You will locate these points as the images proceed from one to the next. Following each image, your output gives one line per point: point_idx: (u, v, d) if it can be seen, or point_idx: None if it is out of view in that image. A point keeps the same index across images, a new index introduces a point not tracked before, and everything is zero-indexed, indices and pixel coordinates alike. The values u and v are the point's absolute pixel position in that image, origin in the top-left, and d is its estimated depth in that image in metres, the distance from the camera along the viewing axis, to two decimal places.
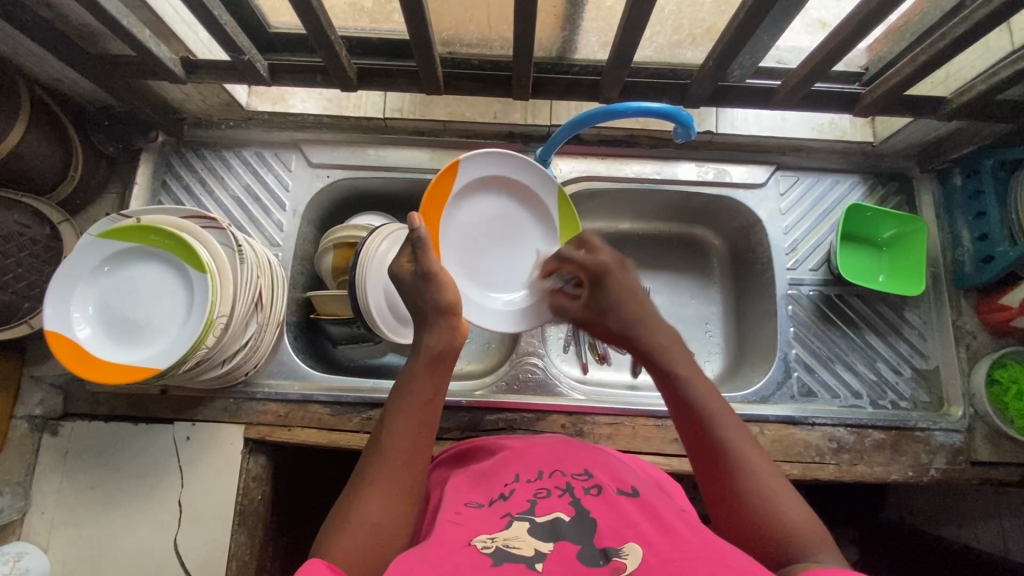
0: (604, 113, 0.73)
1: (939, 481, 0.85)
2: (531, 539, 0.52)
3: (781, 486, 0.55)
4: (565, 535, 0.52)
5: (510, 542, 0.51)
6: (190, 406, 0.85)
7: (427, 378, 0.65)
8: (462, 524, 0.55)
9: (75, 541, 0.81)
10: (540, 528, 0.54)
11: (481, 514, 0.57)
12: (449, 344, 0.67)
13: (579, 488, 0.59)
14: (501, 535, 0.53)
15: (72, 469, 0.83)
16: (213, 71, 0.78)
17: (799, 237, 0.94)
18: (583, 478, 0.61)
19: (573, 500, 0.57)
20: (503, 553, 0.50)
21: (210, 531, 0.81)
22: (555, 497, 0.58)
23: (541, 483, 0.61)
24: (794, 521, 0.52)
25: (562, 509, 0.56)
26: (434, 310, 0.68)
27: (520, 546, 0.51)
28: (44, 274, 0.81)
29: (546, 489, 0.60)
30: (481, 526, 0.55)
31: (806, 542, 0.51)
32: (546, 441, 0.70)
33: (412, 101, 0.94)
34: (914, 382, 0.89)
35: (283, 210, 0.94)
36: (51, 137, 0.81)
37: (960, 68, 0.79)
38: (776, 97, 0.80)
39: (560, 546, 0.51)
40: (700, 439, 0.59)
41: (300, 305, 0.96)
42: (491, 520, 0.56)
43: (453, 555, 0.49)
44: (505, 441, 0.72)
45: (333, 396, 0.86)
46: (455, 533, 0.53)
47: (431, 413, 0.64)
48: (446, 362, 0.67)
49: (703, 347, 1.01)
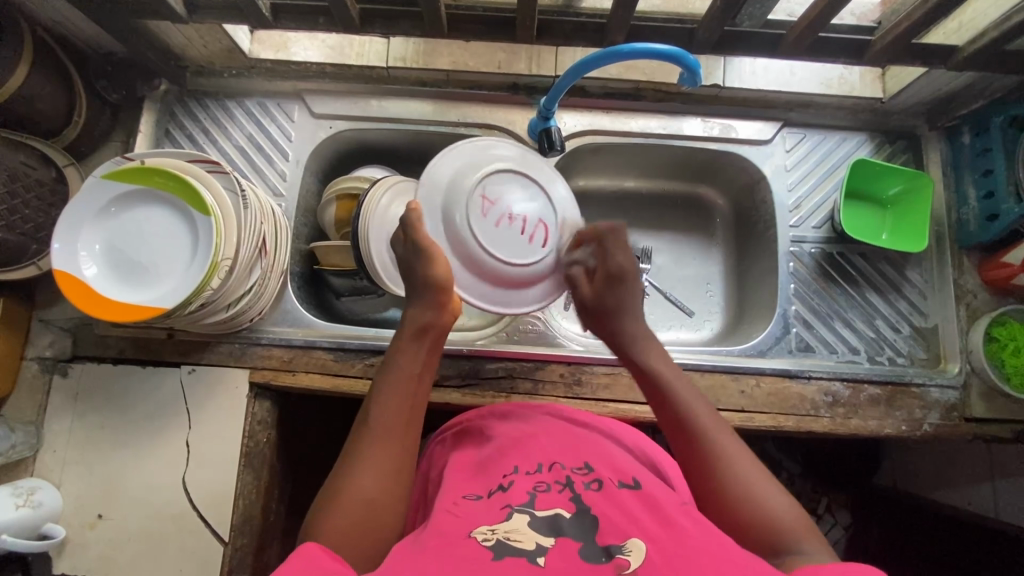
0: (607, 55, 0.71)
1: (932, 437, 0.86)
2: (532, 533, 0.53)
3: (768, 484, 0.58)
4: (565, 532, 0.53)
5: (511, 534, 0.53)
6: (196, 350, 0.87)
7: (409, 353, 0.68)
8: (462, 515, 0.56)
9: (87, 478, 0.83)
10: (541, 522, 0.54)
11: (481, 506, 0.58)
12: (434, 320, 0.69)
13: (579, 483, 0.61)
14: (501, 527, 0.54)
15: (81, 410, 0.85)
16: (215, 12, 0.77)
17: (803, 195, 0.93)
18: (582, 472, 0.62)
19: (573, 496, 0.58)
20: (504, 545, 0.51)
21: (218, 471, 0.83)
22: (554, 492, 0.59)
23: (540, 477, 0.62)
24: (778, 515, 0.55)
25: (562, 506, 0.57)
26: (421, 283, 0.67)
27: (522, 540, 0.52)
28: (50, 217, 0.82)
29: (545, 483, 0.61)
30: (481, 516, 0.56)
31: (790, 534, 0.54)
32: (542, 429, 0.71)
33: (416, 50, 0.93)
34: (913, 339, 0.90)
35: (286, 160, 0.94)
36: (53, 78, 0.80)
37: (974, 14, 0.76)
38: (783, 44, 0.78)
39: (562, 542, 0.52)
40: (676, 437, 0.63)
41: (303, 257, 0.96)
42: (492, 511, 0.57)
43: (456, 548, 0.50)
44: (505, 427, 0.72)
45: (336, 342, 0.88)
46: (456, 524, 0.55)
47: (420, 387, 0.67)
48: (433, 336, 0.69)
49: (702, 307, 1.02)
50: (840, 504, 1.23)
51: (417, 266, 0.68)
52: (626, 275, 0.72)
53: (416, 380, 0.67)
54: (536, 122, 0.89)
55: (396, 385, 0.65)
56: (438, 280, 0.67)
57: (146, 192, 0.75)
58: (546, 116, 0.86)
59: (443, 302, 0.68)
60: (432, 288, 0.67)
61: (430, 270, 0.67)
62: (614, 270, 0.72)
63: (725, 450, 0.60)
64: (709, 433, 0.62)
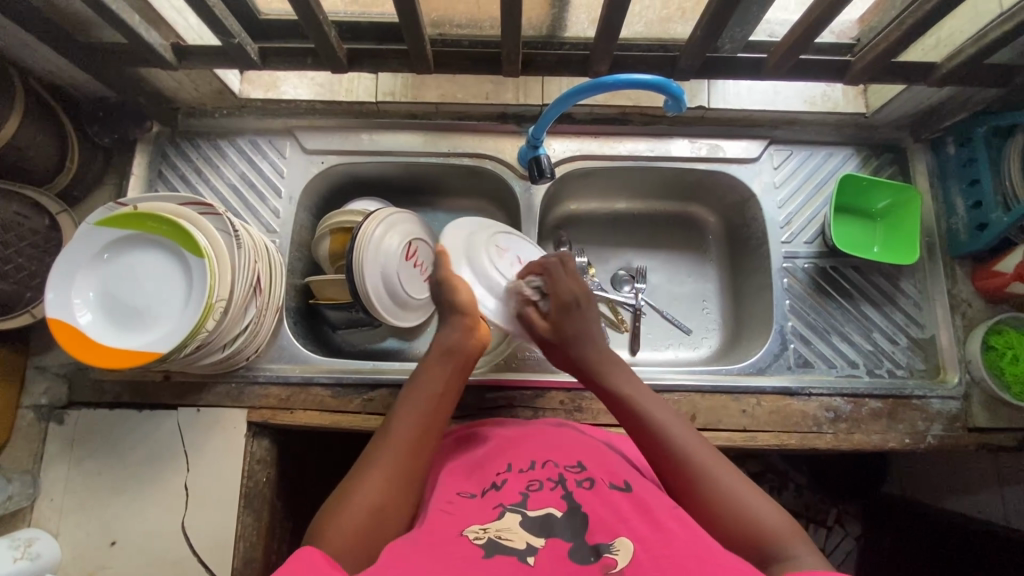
0: (592, 87, 0.72)
1: (936, 448, 0.86)
2: (522, 532, 0.53)
3: (752, 490, 0.57)
4: (557, 531, 0.53)
5: (502, 533, 0.53)
6: (193, 392, 0.86)
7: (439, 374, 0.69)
8: (454, 514, 0.57)
9: (85, 526, 0.82)
10: (532, 521, 0.55)
11: (473, 505, 0.58)
12: (461, 343, 0.72)
13: (572, 480, 0.61)
14: (492, 526, 0.54)
15: (79, 456, 0.84)
16: (204, 58, 0.78)
17: (793, 211, 0.94)
18: (575, 470, 0.62)
19: (564, 493, 0.58)
20: (495, 544, 0.51)
21: (218, 513, 0.82)
22: (548, 490, 0.59)
23: (533, 474, 0.62)
24: (768, 524, 0.54)
25: (554, 504, 0.57)
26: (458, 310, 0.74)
27: (512, 538, 0.52)
28: (44, 264, 0.82)
29: (538, 481, 0.61)
30: (472, 517, 0.56)
31: (783, 540, 0.52)
32: (538, 430, 0.71)
33: (404, 84, 0.94)
34: (911, 351, 0.90)
35: (279, 197, 0.94)
36: (44, 127, 0.81)
37: (950, 32, 0.78)
38: (765, 67, 0.79)
39: (553, 542, 0.52)
40: (662, 463, 0.61)
41: (299, 291, 0.96)
42: (484, 510, 0.57)
43: (445, 546, 0.51)
44: (499, 427, 0.74)
45: (333, 378, 0.87)
46: (447, 525, 0.55)
47: (444, 404, 0.67)
48: (460, 360, 0.71)
49: (700, 325, 1.02)
50: (851, 515, 1.22)
51: (446, 296, 0.76)
52: (577, 299, 0.77)
53: (441, 398, 0.67)
54: (526, 150, 0.90)
55: (416, 396, 0.66)
56: (456, 305, 0.75)
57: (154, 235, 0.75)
58: (535, 144, 0.87)
59: (467, 324, 0.74)
60: (456, 314, 0.75)
61: (454, 296, 0.76)
62: (562, 299, 0.76)
63: (702, 464, 0.59)
64: (684, 450, 0.61)
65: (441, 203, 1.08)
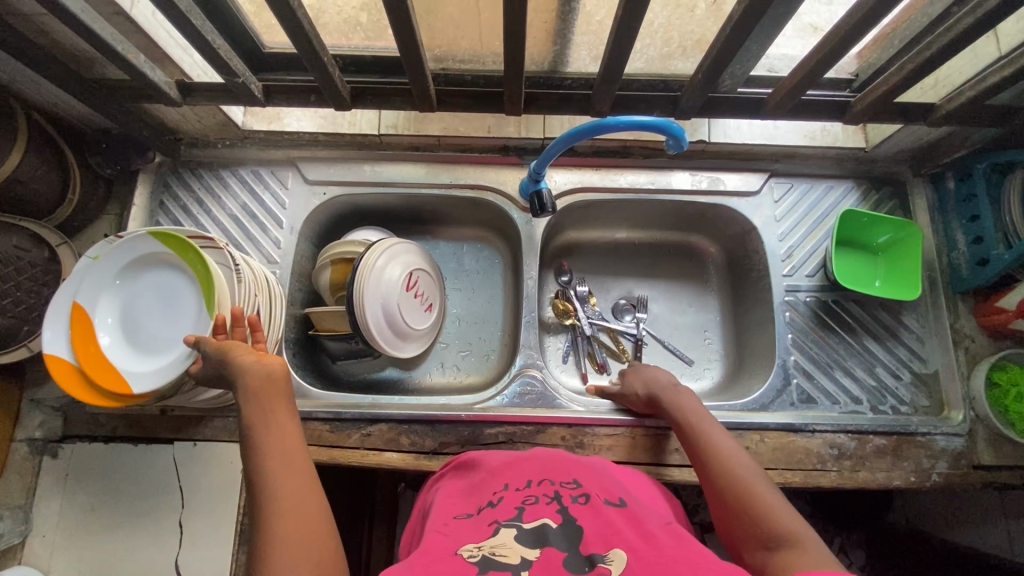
0: (595, 127, 0.72)
1: (941, 486, 0.85)
2: (517, 547, 0.52)
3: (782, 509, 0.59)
4: (551, 542, 0.52)
5: (496, 549, 0.52)
6: (190, 426, 0.85)
7: (263, 414, 0.62)
8: (449, 534, 0.56)
9: (75, 563, 0.81)
10: (527, 535, 0.54)
11: (469, 523, 0.58)
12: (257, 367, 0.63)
13: (567, 496, 0.60)
14: (487, 543, 0.53)
15: (72, 491, 0.83)
16: (208, 94, 0.79)
17: (794, 244, 0.94)
18: (571, 487, 0.61)
19: (560, 507, 0.58)
20: (488, 560, 0.50)
21: (212, 551, 0.81)
22: (543, 504, 0.59)
23: (529, 491, 0.62)
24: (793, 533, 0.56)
25: (550, 516, 0.56)
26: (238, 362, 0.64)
27: (507, 554, 0.51)
28: (42, 297, 0.81)
29: (534, 496, 0.60)
30: (468, 536, 0.55)
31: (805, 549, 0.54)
32: (534, 454, 0.70)
33: (406, 118, 0.95)
34: (914, 387, 0.89)
35: (281, 227, 0.94)
36: (48, 159, 0.81)
37: (949, 74, 0.79)
38: (765, 107, 0.80)
39: (547, 552, 0.51)
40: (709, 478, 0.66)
41: (299, 322, 0.95)
42: (479, 528, 0.56)
43: (439, 564, 0.50)
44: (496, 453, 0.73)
45: (332, 413, 0.86)
46: (443, 543, 0.54)
47: (293, 441, 0.61)
48: (273, 385, 0.64)
49: (702, 356, 1.02)
50: (854, 543, 1.17)
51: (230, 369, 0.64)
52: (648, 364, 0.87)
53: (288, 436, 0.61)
54: (528, 184, 0.90)
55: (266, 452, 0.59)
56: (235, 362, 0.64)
57: (146, 277, 0.76)
58: (537, 179, 0.87)
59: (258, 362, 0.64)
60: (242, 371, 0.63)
61: (235, 352, 0.64)
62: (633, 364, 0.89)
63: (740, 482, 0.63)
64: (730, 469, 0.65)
65: (443, 232, 1.08)
